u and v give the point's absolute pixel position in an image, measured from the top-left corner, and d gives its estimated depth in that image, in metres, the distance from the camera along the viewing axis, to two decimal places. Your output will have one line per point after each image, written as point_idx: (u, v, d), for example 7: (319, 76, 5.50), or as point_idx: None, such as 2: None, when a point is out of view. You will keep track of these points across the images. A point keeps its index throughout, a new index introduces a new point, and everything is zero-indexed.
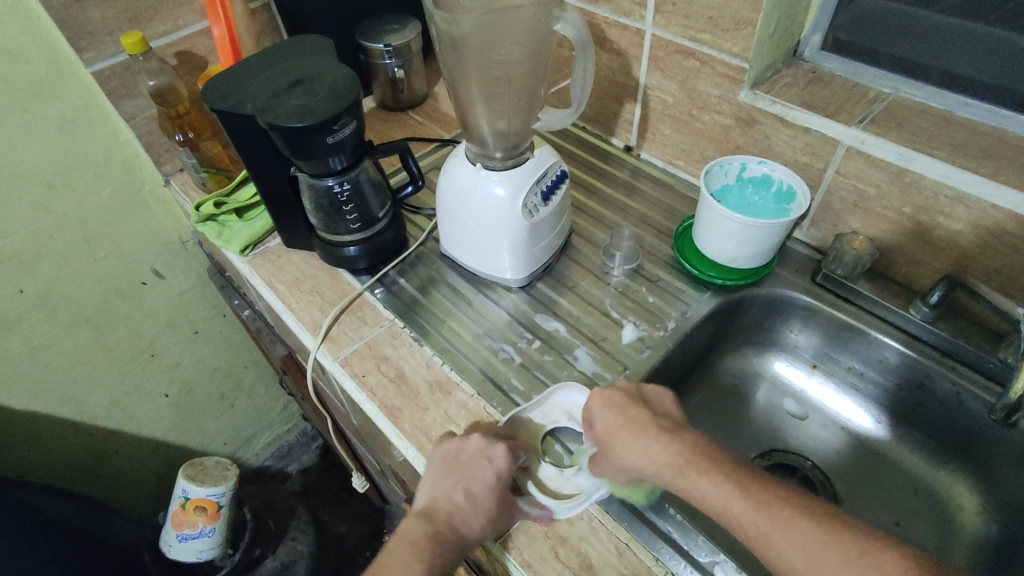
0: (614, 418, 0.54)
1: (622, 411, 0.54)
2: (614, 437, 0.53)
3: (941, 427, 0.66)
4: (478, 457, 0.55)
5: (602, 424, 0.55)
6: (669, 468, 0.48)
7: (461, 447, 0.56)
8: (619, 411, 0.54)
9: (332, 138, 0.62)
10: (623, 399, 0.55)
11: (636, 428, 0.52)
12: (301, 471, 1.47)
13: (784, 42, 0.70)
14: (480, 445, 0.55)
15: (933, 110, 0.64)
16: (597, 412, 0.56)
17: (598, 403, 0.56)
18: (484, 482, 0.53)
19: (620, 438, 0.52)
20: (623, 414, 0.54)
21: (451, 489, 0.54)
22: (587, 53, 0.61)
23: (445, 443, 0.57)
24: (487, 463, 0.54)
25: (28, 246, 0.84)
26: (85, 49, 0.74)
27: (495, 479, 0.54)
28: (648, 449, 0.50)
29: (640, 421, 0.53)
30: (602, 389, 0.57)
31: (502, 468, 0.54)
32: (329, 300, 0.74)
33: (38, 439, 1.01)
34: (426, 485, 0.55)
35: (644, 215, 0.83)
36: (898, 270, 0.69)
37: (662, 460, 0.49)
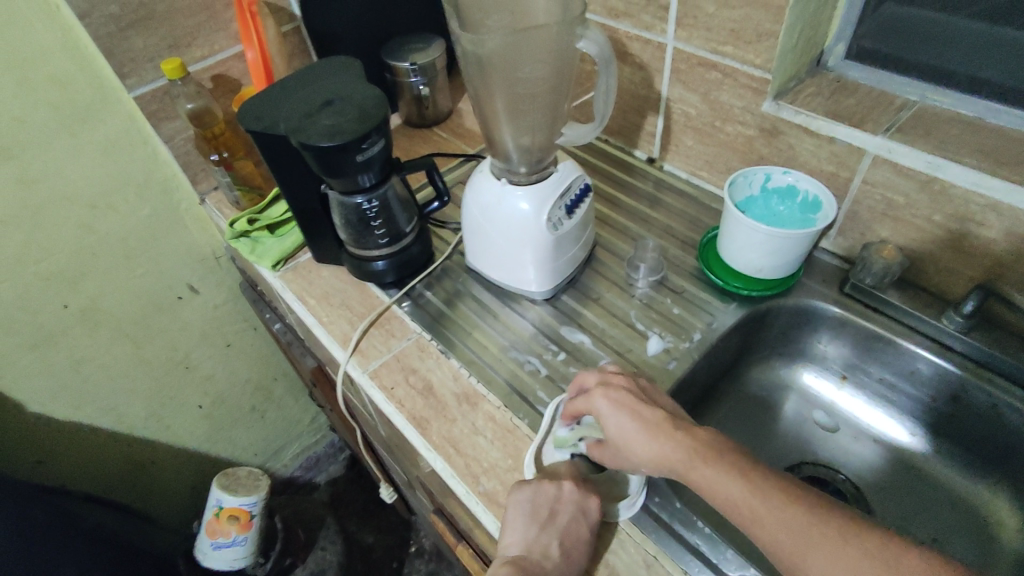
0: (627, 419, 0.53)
1: (633, 412, 0.53)
2: (629, 435, 0.52)
3: (979, 439, 0.65)
4: (574, 510, 0.53)
5: (612, 424, 0.53)
6: (694, 459, 0.48)
7: (555, 496, 0.54)
8: (628, 412, 0.53)
9: (362, 156, 0.64)
10: (629, 398, 0.54)
11: (654, 429, 0.51)
12: (328, 481, 1.50)
13: (807, 53, 0.70)
14: (573, 496, 0.54)
15: (962, 118, 0.64)
16: (606, 413, 0.54)
17: (604, 403, 0.54)
18: (579, 536, 0.52)
19: (632, 437, 0.52)
20: (629, 412, 0.53)
21: (547, 538, 0.51)
22: (610, 69, 0.61)
23: (533, 488, 0.54)
24: (583, 517, 0.53)
25: (73, 264, 0.87)
26: (128, 75, 0.78)
27: (589, 536, 0.52)
28: (664, 445, 0.50)
29: (652, 422, 0.52)
30: (603, 390, 0.55)
31: (595, 522, 0.53)
32: (358, 314, 0.75)
33: (81, 449, 1.05)
34: (518, 532, 0.52)
35: (667, 226, 0.83)
36: (929, 279, 0.68)
37: (686, 457, 0.48)
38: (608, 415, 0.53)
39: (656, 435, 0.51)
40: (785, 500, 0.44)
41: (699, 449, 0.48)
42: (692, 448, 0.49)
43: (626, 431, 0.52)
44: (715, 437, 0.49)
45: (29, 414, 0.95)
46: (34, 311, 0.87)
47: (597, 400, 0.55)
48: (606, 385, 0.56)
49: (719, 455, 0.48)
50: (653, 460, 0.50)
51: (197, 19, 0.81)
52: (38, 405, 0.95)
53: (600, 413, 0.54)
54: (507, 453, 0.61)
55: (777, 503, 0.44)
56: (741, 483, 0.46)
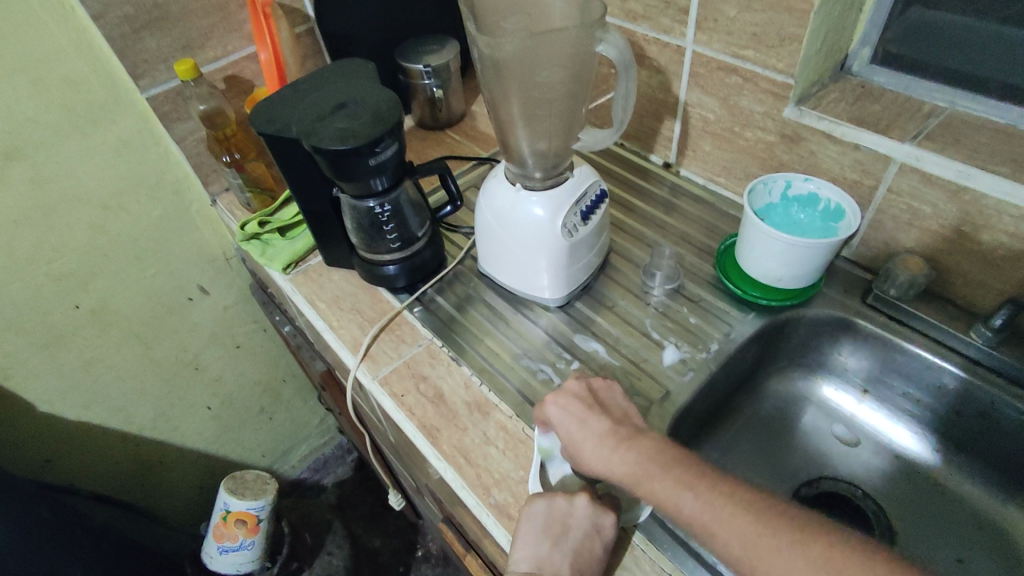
0: (577, 427, 0.53)
1: (580, 420, 0.53)
2: (580, 443, 0.53)
3: (1009, 460, 0.63)
4: (588, 527, 0.51)
5: (563, 434, 0.54)
6: (642, 469, 0.49)
7: (567, 511, 0.52)
8: (580, 421, 0.53)
9: (375, 160, 0.63)
10: (580, 407, 0.54)
11: (602, 439, 0.52)
12: (335, 483, 1.48)
13: (831, 57, 0.69)
14: (586, 512, 0.52)
15: (993, 125, 0.61)
16: (557, 422, 0.54)
17: (556, 412, 0.55)
18: (592, 555, 0.50)
19: (584, 444, 0.52)
20: (577, 421, 0.53)
21: (558, 556, 0.50)
22: (630, 73, 0.60)
23: (547, 500, 0.53)
24: (596, 535, 0.51)
25: (84, 264, 0.87)
26: (141, 76, 0.78)
27: (603, 553, 0.51)
28: (608, 456, 0.51)
29: (601, 431, 0.52)
30: (553, 398, 0.56)
31: (610, 539, 0.51)
32: (368, 319, 0.74)
33: (90, 449, 1.05)
34: (528, 547, 0.51)
35: (683, 232, 0.82)
36: (956, 290, 0.66)
37: (633, 470, 0.49)
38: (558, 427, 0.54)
39: (604, 443, 0.52)
40: (734, 511, 0.44)
41: (640, 458, 0.49)
42: (635, 458, 0.49)
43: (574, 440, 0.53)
44: (663, 449, 0.50)
45: (39, 414, 0.95)
46: (45, 311, 0.87)
47: (548, 409, 0.55)
48: (558, 392, 0.56)
49: (668, 469, 0.48)
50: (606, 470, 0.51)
51: (211, 20, 0.80)
52: (49, 405, 0.95)
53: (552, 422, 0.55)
54: (518, 464, 0.59)
55: (726, 513, 0.44)
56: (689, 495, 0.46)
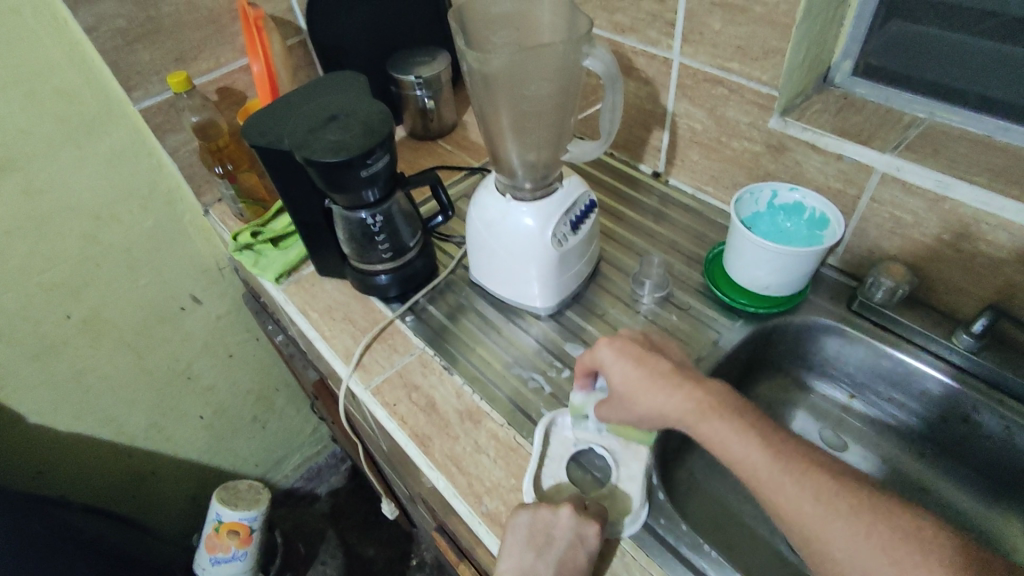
0: (631, 368, 0.55)
1: (637, 361, 0.55)
2: (636, 384, 0.54)
3: (992, 464, 0.64)
4: (571, 538, 0.51)
5: (618, 375, 0.55)
6: (698, 408, 0.51)
7: (551, 522, 0.53)
8: (633, 361, 0.55)
9: (366, 171, 0.63)
10: (635, 349, 0.56)
11: (659, 379, 0.54)
12: (330, 492, 1.49)
13: (814, 70, 0.70)
14: (569, 523, 0.52)
15: (971, 136, 0.63)
16: (609, 364, 0.56)
17: (607, 354, 0.56)
18: (576, 565, 0.51)
19: (640, 385, 0.54)
20: (633, 363, 0.55)
21: (542, 566, 0.51)
22: (616, 85, 0.61)
23: (531, 512, 0.54)
24: (580, 545, 0.51)
25: (75, 275, 0.87)
26: (134, 88, 0.78)
27: (587, 562, 0.51)
28: (666, 396, 0.53)
29: (659, 371, 0.54)
30: (608, 339, 0.57)
31: (594, 549, 0.51)
32: (361, 328, 0.75)
33: (81, 460, 1.04)
34: (512, 558, 0.52)
35: (672, 241, 0.83)
36: (939, 297, 0.67)
37: (693, 409, 0.52)
38: (611, 369, 0.55)
39: (660, 383, 0.53)
40: (807, 469, 0.46)
41: (698, 395, 0.52)
42: (696, 395, 0.52)
43: (629, 382, 0.54)
44: (721, 391, 0.52)
45: (30, 425, 0.95)
46: (36, 322, 0.87)
47: (600, 352, 0.56)
48: (609, 337, 0.57)
49: (734, 414, 0.50)
50: (661, 408, 0.53)
51: (204, 33, 0.81)
52: (40, 416, 0.95)
53: (606, 366, 0.56)
54: (509, 471, 0.60)
55: (799, 470, 0.46)
56: (762, 448, 0.48)
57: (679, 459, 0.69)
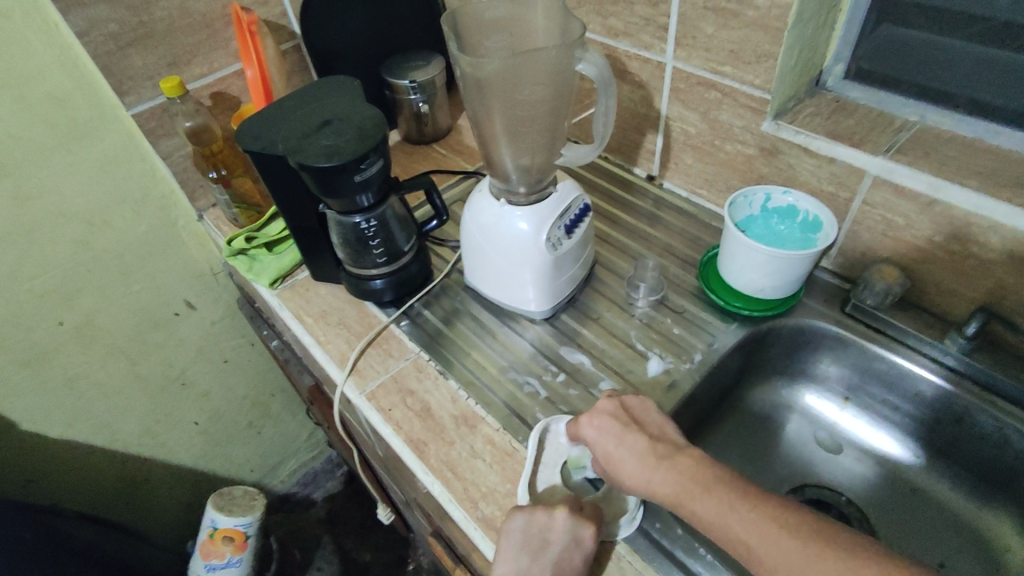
0: (614, 444, 0.54)
1: (617, 437, 0.54)
2: (619, 464, 0.53)
3: (986, 465, 0.64)
4: (567, 540, 0.51)
5: (602, 455, 0.54)
6: (676, 488, 0.49)
7: (546, 525, 0.52)
8: (615, 440, 0.54)
9: (360, 176, 0.63)
10: (615, 424, 0.55)
11: (639, 456, 0.52)
12: (326, 498, 1.48)
13: (806, 73, 0.71)
14: (565, 525, 0.52)
15: (962, 139, 0.63)
16: (594, 441, 0.55)
17: (591, 431, 0.56)
18: (571, 567, 0.51)
19: (622, 462, 0.53)
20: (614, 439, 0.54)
21: (537, 569, 0.51)
22: (609, 90, 0.61)
23: (527, 515, 0.53)
24: (575, 547, 0.51)
25: (67, 281, 0.87)
26: (127, 93, 0.78)
27: (581, 564, 0.51)
28: (642, 475, 0.51)
29: (637, 449, 0.53)
30: (590, 417, 0.57)
31: (589, 551, 0.52)
32: (355, 333, 0.75)
33: (74, 467, 1.04)
34: (507, 561, 0.52)
35: (667, 244, 0.83)
36: (931, 299, 0.67)
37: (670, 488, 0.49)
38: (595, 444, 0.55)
39: (644, 462, 0.52)
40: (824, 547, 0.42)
41: (674, 476, 0.49)
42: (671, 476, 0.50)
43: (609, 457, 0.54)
44: (705, 465, 0.50)
45: (22, 432, 0.94)
46: (28, 328, 0.86)
47: (584, 429, 0.56)
48: (592, 412, 0.57)
49: (710, 488, 0.47)
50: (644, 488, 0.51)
51: (197, 38, 0.81)
52: (32, 423, 0.94)
53: (588, 441, 0.56)
54: (504, 477, 0.60)
55: (778, 534, 0.43)
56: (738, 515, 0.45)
57: None
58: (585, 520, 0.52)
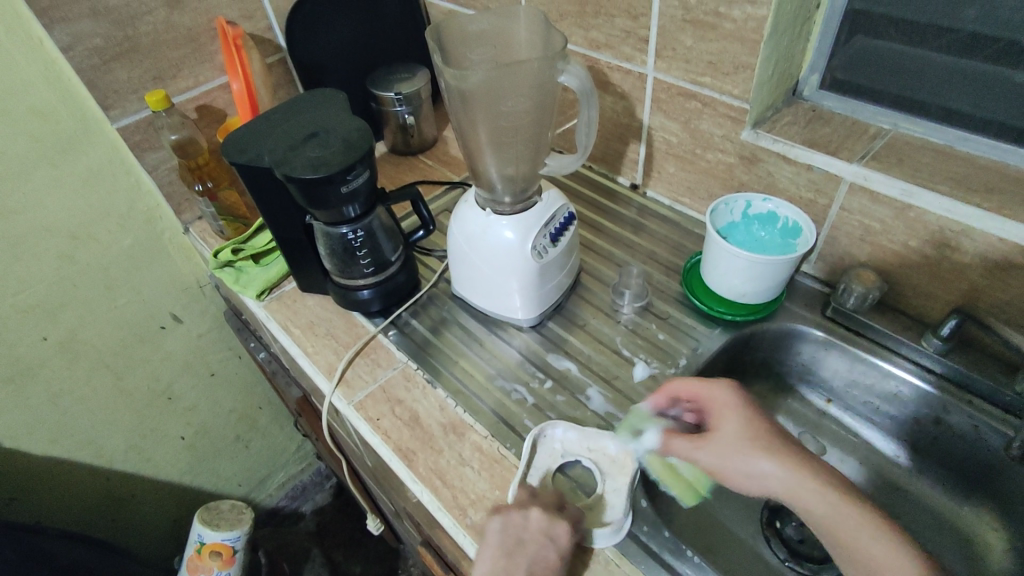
0: (739, 415, 0.56)
1: (740, 409, 0.56)
2: (732, 432, 0.55)
3: (963, 463, 0.65)
4: (542, 538, 0.52)
5: (719, 416, 0.57)
6: (805, 477, 0.51)
7: (520, 525, 0.53)
8: (742, 412, 0.56)
9: (347, 187, 0.64)
10: (747, 399, 0.57)
11: (760, 434, 0.54)
12: (315, 511, 1.47)
13: (782, 84, 0.72)
14: (539, 524, 0.53)
15: (933, 146, 0.65)
16: (714, 404, 0.58)
17: (717, 394, 0.58)
18: (547, 565, 0.51)
19: (733, 433, 0.55)
20: (742, 410, 0.56)
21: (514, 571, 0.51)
22: (591, 101, 0.62)
23: (503, 517, 0.54)
24: (550, 543, 0.52)
25: (52, 295, 0.86)
26: (112, 107, 0.78)
27: (558, 561, 0.52)
28: (767, 453, 0.53)
29: (757, 428, 0.55)
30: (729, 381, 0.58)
31: (564, 548, 0.52)
32: (343, 343, 0.75)
33: (57, 483, 1.02)
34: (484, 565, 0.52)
35: (651, 252, 0.84)
36: (908, 302, 0.69)
37: (792, 477, 0.52)
38: (715, 410, 0.57)
39: (757, 443, 0.54)
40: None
41: (807, 463, 0.52)
42: (800, 461, 0.52)
43: (734, 428, 0.55)
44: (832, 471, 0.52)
45: (4, 449, 0.93)
46: (11, 344, 0.85)
47: (707, 389, 0.58)
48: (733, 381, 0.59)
49: (831, 488, 0.51)
50: (760, 467, 0.53)
51: (183, 52, 0.81)
52: (15, 440, 0.93)
53: (709, 400, 0.58)
54: (493, 484, 0.60)
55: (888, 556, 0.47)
56: (859, 522, 0.49)
57: None
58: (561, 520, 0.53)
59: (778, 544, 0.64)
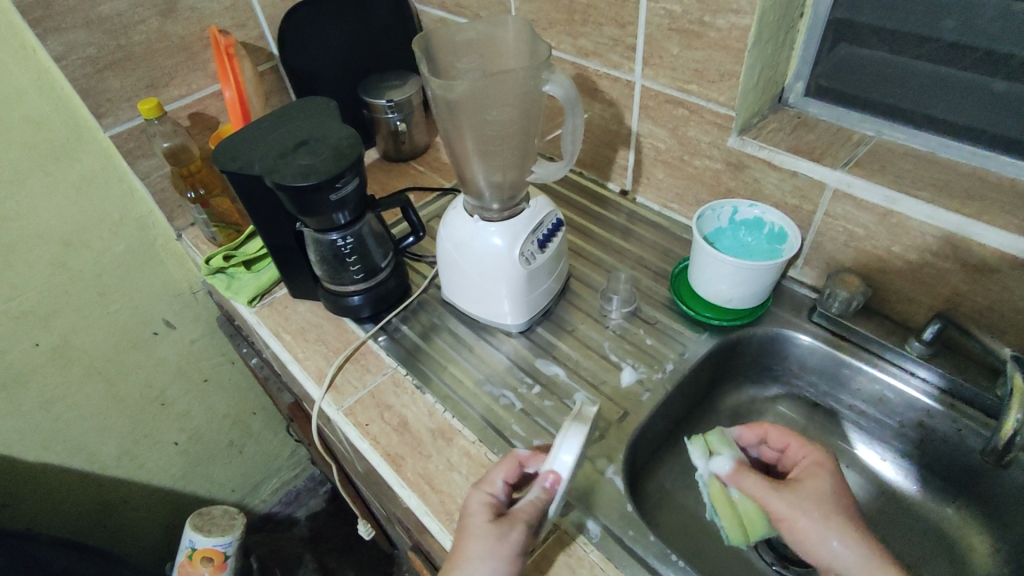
0: (824, 478, 0.53)
1: (828, 474, 0.53)
2: (813, 489, 0.52)
3: (949, 467, 0.66)
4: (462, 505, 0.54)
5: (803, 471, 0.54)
6: (879, 566, 0.47)
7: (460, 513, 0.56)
8: (829, 477, 0.53)
9: (336, 195, 0.64)
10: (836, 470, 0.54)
11: (841, 503, 0.51)
12: (309, 516, 1.48)
13: (768, 91, 0.73)
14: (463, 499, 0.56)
15: (915, 152, 0.66)
16: (802, 459, 0.55)
17: (808, 450, 0.56)
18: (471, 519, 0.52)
19: (815, 491, 0.52)
20: (833, 474, 0.53)
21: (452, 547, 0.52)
22: (576, 110, 0.63)
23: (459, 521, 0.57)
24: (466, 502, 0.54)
25: (44, 302, 0.87)
26: (105, 115, 0.79)
27: (474, 510, 0.52)
28: (843, 526, 0.49)
29: (840, 496, 0.52)
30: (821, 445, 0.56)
31: (476, 497, 0.53)
32: (333, 349, 0.75)
33: (50, 489, 1.02)
34: None
35: (640, 257, 0.85)
36: (893, 307, 0.69)
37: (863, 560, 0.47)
38: (803, 465, 0.55)
39: (835, 510, 0.50)
40: None
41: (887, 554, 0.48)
42: (878, 549, 0.48)
43: (815, 486, 0.52)
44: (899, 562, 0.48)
45: None
46: (3, 350, 0.86)
47: (798, 444, 0.56)
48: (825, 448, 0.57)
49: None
50: (833, 538, 0.49)
51: (175, 60, 0.82)
52: (7, 446, 0.93)
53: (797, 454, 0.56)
54: None
55: None
56: None
57: (650, 473, 0.70)
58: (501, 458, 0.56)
59: (766, 548, 0.64)
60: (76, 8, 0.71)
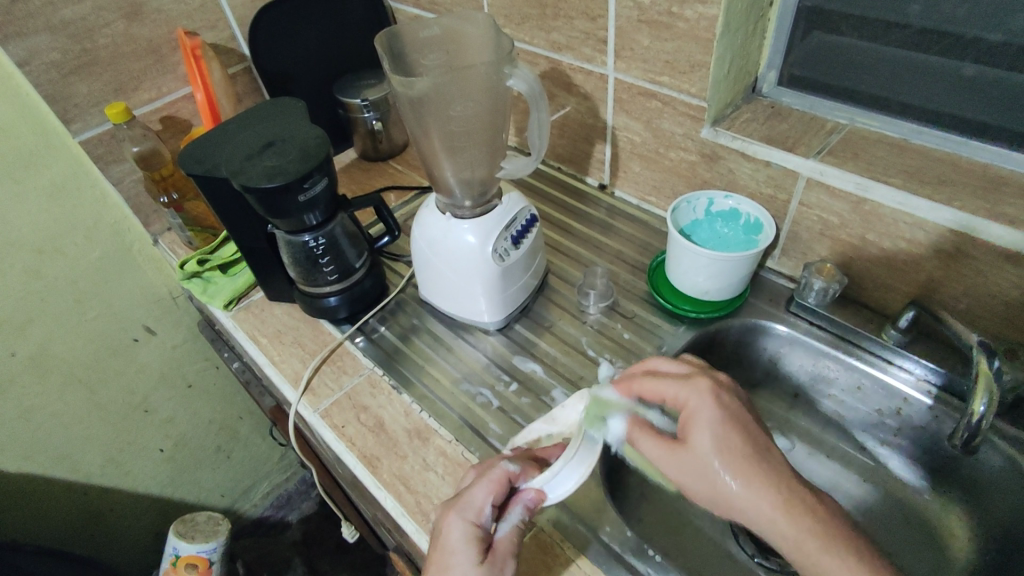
0: (711, 425, 0.49)
1: (715, 421, 0.49)
2: (698, 443, 0.49)
3: (928, 454, 0.66)
4: (442, 527, 0.50)
5: (691, 422, 0.50)
6: (784, 505, 0.46)
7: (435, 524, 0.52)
8: (715, 425, 0.49)
9: (304, 196, 0.64)
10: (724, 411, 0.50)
11: (733, 451, 0.48)
12: (301, 519, 1.45)
13: (740, 81, 0.73)
14: (441, 516, 0.52)
15: (888, 139, 0.66)
16: (690, 409, 0.51)
17: (694, 400, 0.51)
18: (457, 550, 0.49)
19: (700, 446, 0.49)
20: (716, 419, 0.49)
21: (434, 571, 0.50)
22: (541, 104, 0.62)
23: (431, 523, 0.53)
24: (450, 530, 0.50)
25: (18, 311, 0.86)
26: (73, 120, 0.78)
27: (462, 543, 0.49)
28: (743, 472, 0.47)
29: (733, 442, 0.48)
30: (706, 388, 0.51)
31: (464, 528, 0.50)
32: (310, 351, 0.75)
33: (33, 499, 1.02)
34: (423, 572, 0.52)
35: (619, 251, 0.85)
36: (869, 295, 0.69)
37: (773, 512, 0.46)
38: (687, 415, 0.51)
39: (725, 459, 0.48)
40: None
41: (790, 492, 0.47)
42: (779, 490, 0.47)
43: (703, 441, 0.49)
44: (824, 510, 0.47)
45: None
46: None
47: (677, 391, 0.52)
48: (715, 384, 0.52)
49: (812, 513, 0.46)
50: (735, 488, 0.47)
51: (144, 64, 0.81)
52: None
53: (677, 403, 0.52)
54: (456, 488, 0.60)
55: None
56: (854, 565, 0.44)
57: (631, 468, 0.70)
58: (485, 478, 0.52)
59: (747, 539, 0.63)
60: (38, 12, 0.70)
